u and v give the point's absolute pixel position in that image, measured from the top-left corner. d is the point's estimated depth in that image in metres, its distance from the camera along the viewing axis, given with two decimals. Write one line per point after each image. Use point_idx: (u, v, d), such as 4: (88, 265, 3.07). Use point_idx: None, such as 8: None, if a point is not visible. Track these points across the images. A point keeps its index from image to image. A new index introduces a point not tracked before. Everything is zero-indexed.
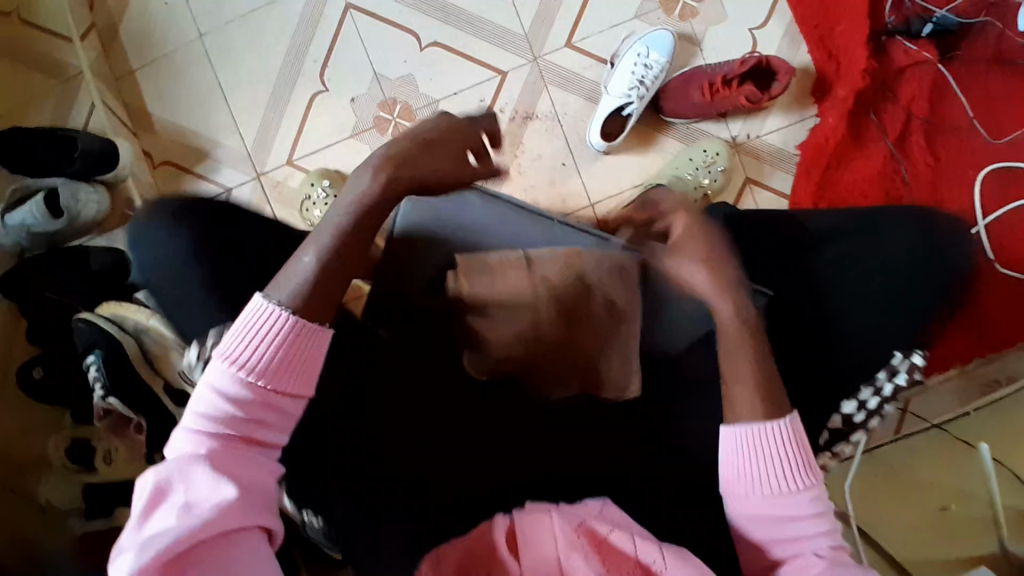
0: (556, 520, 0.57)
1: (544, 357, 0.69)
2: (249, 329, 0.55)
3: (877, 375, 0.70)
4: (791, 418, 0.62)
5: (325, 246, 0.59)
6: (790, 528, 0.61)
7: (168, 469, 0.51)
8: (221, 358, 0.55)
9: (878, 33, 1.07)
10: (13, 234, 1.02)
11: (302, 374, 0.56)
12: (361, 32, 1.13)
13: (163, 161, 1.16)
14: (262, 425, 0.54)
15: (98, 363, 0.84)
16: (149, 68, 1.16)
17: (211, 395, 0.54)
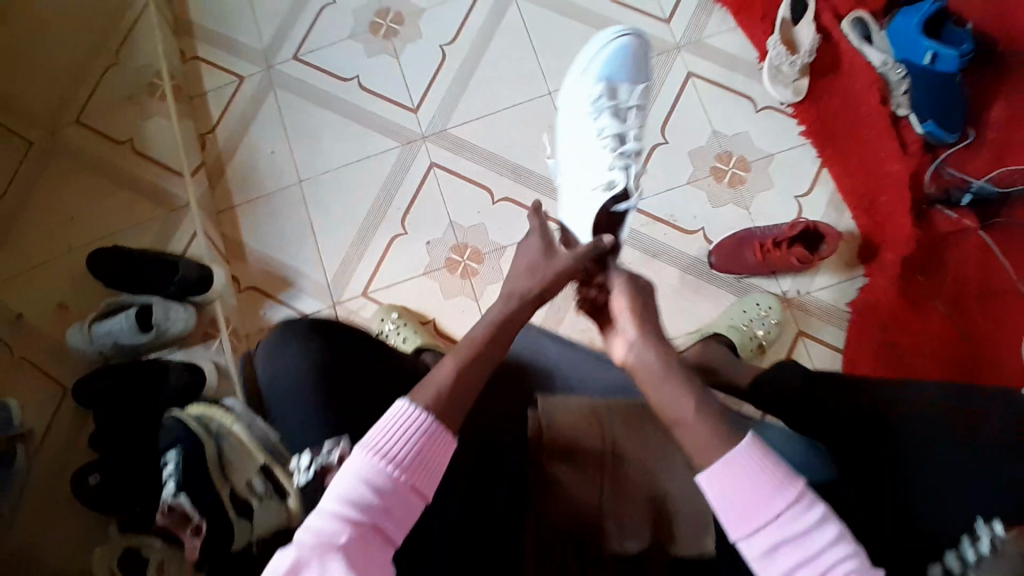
0: None
1: (615, 508, 0.71)
2: (395, 428, 0.62)
3: None
4: (751, 436, 0.59)
5: (455, 370, 0.69)
6: (798, 535, 0.55)
7: (305, 550, 0.56)
8: (367, 448, 0.61)
9: (922, 201, 1.16)
10: (105, 341, 1.13)
11: (431, 475, 0.62)
12: (441, 187, 1.27)
13: (250, 287, 1.26)
14: (391, 520, 0.60)
15: (177, 459, 0.92)
16: (249, 205, 1.31)
17: (357, 484, 0.59)
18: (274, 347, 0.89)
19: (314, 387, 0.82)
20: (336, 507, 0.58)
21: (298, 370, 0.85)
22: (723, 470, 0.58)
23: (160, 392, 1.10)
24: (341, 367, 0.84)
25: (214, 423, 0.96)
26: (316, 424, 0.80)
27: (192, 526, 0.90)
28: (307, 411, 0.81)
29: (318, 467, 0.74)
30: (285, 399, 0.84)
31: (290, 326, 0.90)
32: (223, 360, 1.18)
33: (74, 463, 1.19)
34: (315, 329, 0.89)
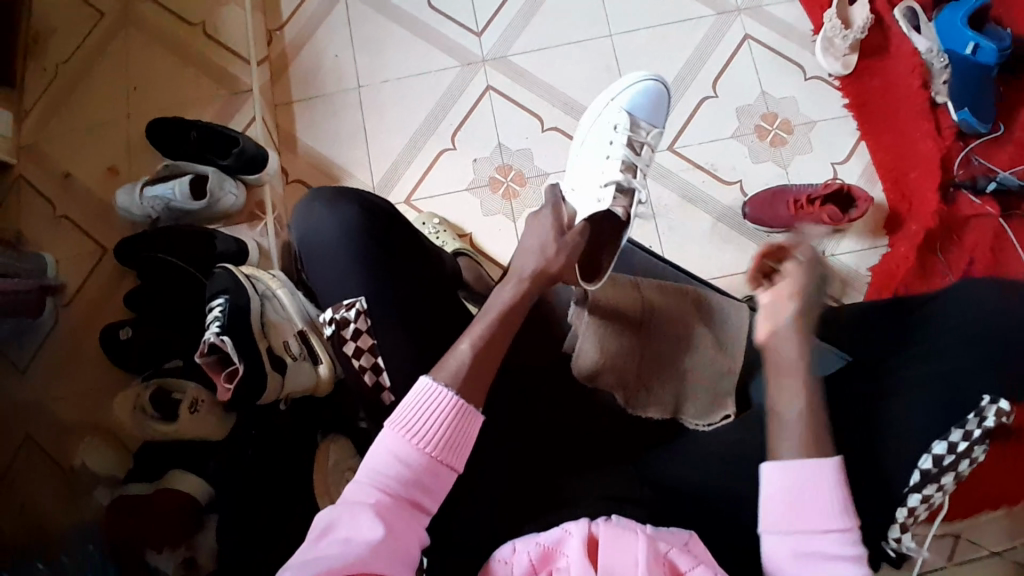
0: (641, 543, 0.62)
1: (646, 375, 0.81)
2: (422, 404, 0.67)
3: (967, 418, 0.64)
4: (837, 461, 0.64)
5: (478, 337, 0.72)
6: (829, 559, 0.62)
7: (339, 512, 0.62)
8: (396, 427, 0.67)
9: (947, 184, 1.20)
10: (156, 203, 1.17)
11: (458, 448, 0.67)
12: (494, 109, 1.31)
13: (296, 179, 1.31)
14: (424, 493, 0.65)
15: (224, 306, 0.95)
16: (305, 102, 1.34)
17: (389, 458, 0.65)
18: (303, 213, 0.85)
19: (350, 246, 0.81)
20: (371, 477, 0.65)
21: (331, 234, 0.82)
22: (792, 475, 0.65)
23: (205, 256, 1.13)
24: (373, 232, 0.82)
25: (260, 285, 1.04)
26: (351, 281, 0.80)
27: (228, 370, 0.91)
28: (345, 271, 0.80)
29: (358, 313, 0.77)
30: (315, 260, 0.83)
31: (315, 191, 0.86)
32: (265, 242, 1.21)
33: (103, 322, 1.21)
34: (357, 197, 0.85)
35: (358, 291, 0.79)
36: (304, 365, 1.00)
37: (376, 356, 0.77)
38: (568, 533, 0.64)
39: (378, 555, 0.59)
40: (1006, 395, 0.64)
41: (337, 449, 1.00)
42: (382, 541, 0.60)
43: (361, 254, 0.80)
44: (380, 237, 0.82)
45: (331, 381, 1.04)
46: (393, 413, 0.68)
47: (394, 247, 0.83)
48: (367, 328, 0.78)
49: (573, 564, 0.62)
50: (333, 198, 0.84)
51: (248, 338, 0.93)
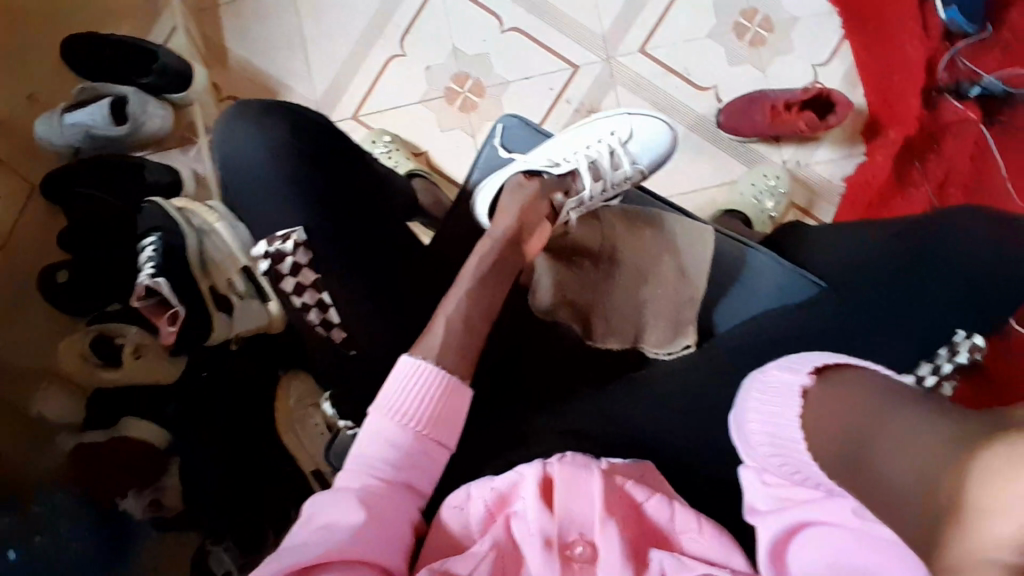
0: (597, 483, 0.60)
1: (608, 313, 0.81)
2: (405, 381, 0.63)
3: (938, 351, 0.70)
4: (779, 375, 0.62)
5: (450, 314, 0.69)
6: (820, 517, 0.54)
7: (321, 503, 0.58)
8: (381, 408, 0.62)
9: (930, 89, 1.13)
10: (74, 132, 1.06)
11: (449, 425, 0.64)
12: (447, 8, 1.17)
13: (230, 96, 1.18)
14: (418, 475, 0.61)
15: (156, 244, 0.88)
16: (233, 5, 1.19)
17: (376, 440, 0.61)
18: (229, 135, 0.74)
19: (271, 169, 0.72)
20: (360, 459, 0.61)
21: (251, 156, 0.73)
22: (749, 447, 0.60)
23: (136, 187, 1.04)
24: (299, 153, 0.73)
25: (196, 220, 0.94)
26: (279, 207, 0.72)
27: (169, 313, 0.84)
28: (283, 197, 0.72)
29: (297, 243, 0.69)
30: (239, 189, 0.74)
31: (233, 106, 0.76)
32: (201, 169, 1.13)
33: (39, 262, 1.13)
34: (289, 113, 0.75)
35: (295, 219, 0.71)
36: (252, 304, 0.94)
37: (322, 292, 0.69)
38: (522, 476, 0.61)
39: (364, 542, 0.54)
40: (981, 331, 0.70)
41: (299, 384, 1.02)
42: (367, 524, 0.55)
43: (286, 177, 0.72)
44: (306, 156, 0.74)
45: (284, 319, 0.97)
46: (376, 396, 0.64)
47: (321, 168, 0.74)
48: (307, 263, 0.70)
49: (529, 506, 0.59)
50: (259, 117, 0.74)
51: (186, 279, 0.87)
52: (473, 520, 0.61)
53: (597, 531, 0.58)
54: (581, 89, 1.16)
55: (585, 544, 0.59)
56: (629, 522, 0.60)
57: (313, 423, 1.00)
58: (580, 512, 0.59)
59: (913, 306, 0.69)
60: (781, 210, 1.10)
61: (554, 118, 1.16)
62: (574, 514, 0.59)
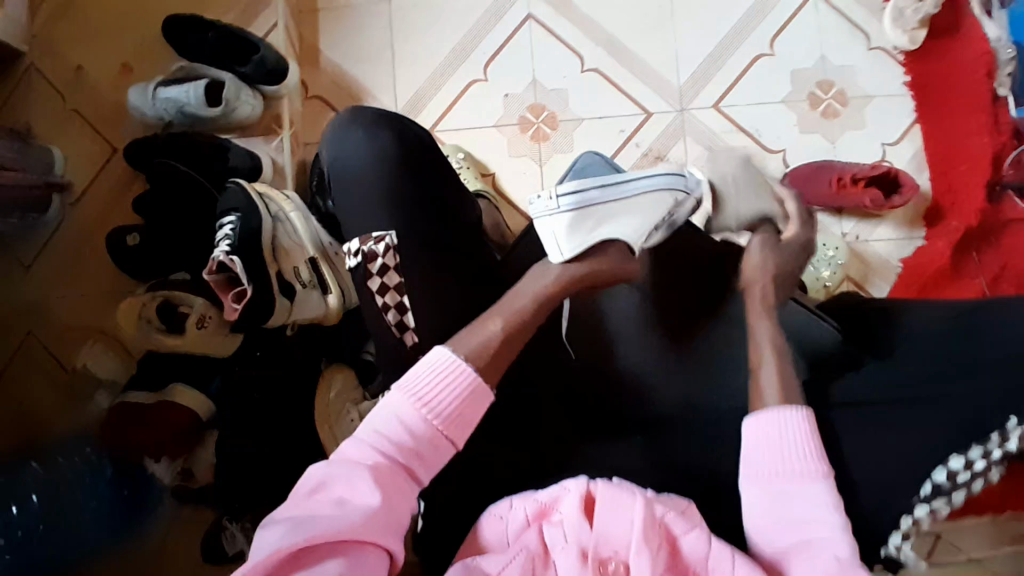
0: (639, 507, 0.61)
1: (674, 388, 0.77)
2: (437, 376, 0.65)
3: (989, 437, 0.63)
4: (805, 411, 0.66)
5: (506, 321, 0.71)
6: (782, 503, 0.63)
7: (336, 472, 0.61)
8: (409, 392, 0.64)
9: (995, 182, 1.14)
10: (169, 108, 1.11)
11: (465, 425, 0.65)
12: (533, 42, 1.22)
13: (316, 95, 1.23)
14: (420, 462, 0.63)
15: (235, 224, 0.91)
16: (331, 12, 1.25)
17: (392, 419, 0.63)
18: (341, 131, 0.78)
19: (380, 175, 0.76)
20: (372, 436, 0.63)
21: (361, 160, 0.76)
22: (760, 426, 0.66)
23: (216, 167, 1.08)
24: (406, 159, 0.76)
25: (272, 206, 0.98)
26: (379, 212, 0.75)
27: (236, 290, 0.89)
28: (377, 202, 0.75)
29: (388, 245, 0.74)
30: (343, 188, 0.77)
31: (354, 108, 0.80)
32: (280, 158, 1.16)
33: (109, 225, 1.17)
34: (399, 120, 0.78)
35: (387, 223, 0.75)
36: (313, 294, 0.96)
37: (402, 296, 0.74)
38: (565, 491, 0.63)
39: (372, 524, 0.58)
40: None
41: (341, 379, 1.01)
42: (378, 508, 0.59)
43: (390, 184, 0.76)
44: (411, 165, 0.76)
45: (339, 312, 1.00)
46: (402, 379, 0.66)
47: (422, 179, 0.77)
48: (394, 266, 0.74)
49: (568, 520, 0.61)
50: (371, 118, 0.78)
51: (259, 261, 0.91)
52: (511, 527, 0.63)
53: (632, 554, 0.59)
54: (653, 136, 1.19)
55: (618, 564, 0.60)
56: (665, 550, 0.61)
57: (348, 418, 0.99)
58: (616, 533, 0.61)
59: (969, 383, 0.65)
60: (836, 278, 1.12)
61: (622, 159, 1.19)
62: (611, 533, 0.61)
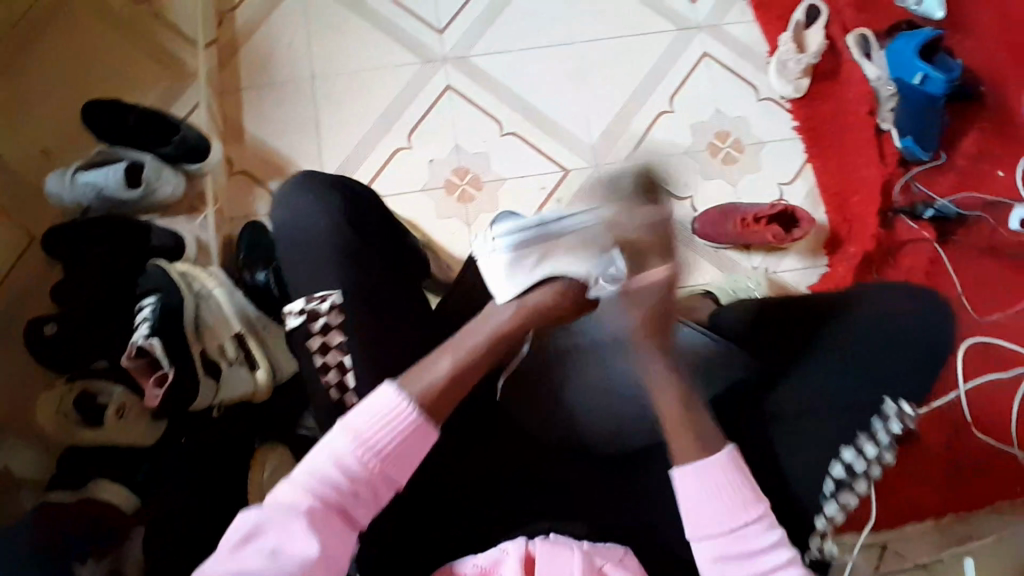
0: (576, 561, 0.62)
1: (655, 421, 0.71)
2: (378, 418, 0.65)
3: (871, 423, 0.71)
4: (730, 450, 0.68)
5: (459, 356, 0.70)
6: (743, 533, 0.66)
7: (268, 517, 0.61)
8: (349, 435, 0.64)
9: (888, 209, 1.25)
10: (86, 193, 1.10)
11: (406, 462, 0.65)
12: (453, 110, 1.29)
13: (240, 171, 1.24)
14: (356, 503, 0.63)
15: (155, 305, 0.90)
16: (254, 89, 1.28)
17: (329, 463, 0.63)
18: (292, 203, 0.80)
19: (331, 237, 0.78)
20: (307, 479, 0.63)
21: (314, 222, 0.78)
22: (693, 475, 0.67)
23: (138, 248, 1.08)
24: (360, 221, 0.80)
25: (195, 284, 0.98)
26: (329, 272, 0.76)
27: (159, 374, 0.87)
28: (326, 262, 0.77)
29: (333, 304, 0.75)
30: (291, 249, 0.78)
31: (309, 173, 0.82)
32: (205, 236, 1.17)
33: (31, 317, 1.13)
34: (346, 187, 0.82)
35: (335, 282, 0.76)
36: (240, 369, 0.95)
37: (343, 354, 0.73)
38: (504, 554, 0.64)
39: (308, 573, 0.59)
40: (904, 400, 0.72)
41: (276, 457, 0.96)
42: (315, 556, 0.59)
43: (343, 245, 0.78)
44: (364, 227, 0.80)
45: (269, 386, 0.97)
46: (340, 421, 0.65)
47: (373, 240, 0.80)
48: (337, 323, 0.74)
49: None
50: (317, 187, 0.80)
51: (180, 340, 0.90)
52: None
53: None
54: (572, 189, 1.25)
55: None
56: None
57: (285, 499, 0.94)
58: None
59: (875, 374, 0.73)
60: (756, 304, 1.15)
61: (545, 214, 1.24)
62: None
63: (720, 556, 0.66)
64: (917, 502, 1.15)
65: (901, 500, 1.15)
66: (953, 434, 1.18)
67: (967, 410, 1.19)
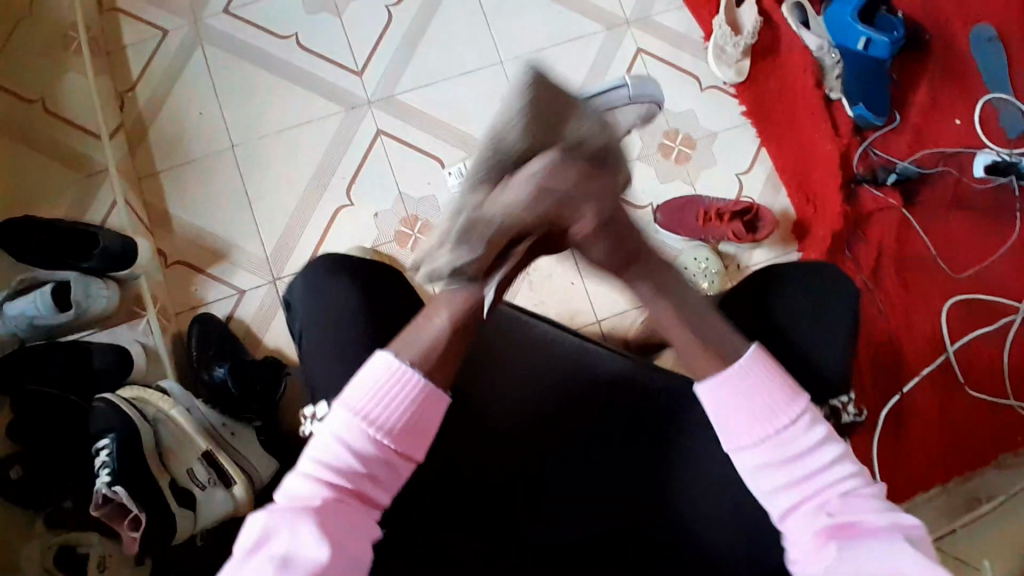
0: None
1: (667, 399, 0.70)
2: (379, 387, 0.59)
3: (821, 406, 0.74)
4: (757, 349, 0.64)
5: (455, 310, 0.64)
6: (790, 444, 0.61)
7: (276, 521, 0.54)
8: (351, 412, 0.58)
9: (849, 181, 1.22)
10: (15, 324, 1.02)
11: (420, 437, 0.60)
12: (390, 157, 1.22)
13: (176, 261, 1.18)
14: (371, 482, 0.58)
15: (112, 446, 0.85)
16: (174, 171, 1.20)
17: (338, 448, 0.58)
18: (313, 303, 0.76)
19: (345, 332, 0.74)
20: (315, 468, 0.57)
21: (334, 312, 0.75)
22: (723, 384, 0.63)
23: (81, 374, 1.01)
24: (379, 307, 0.76)
25: (149, 409, 0.93)
26: (343, 376, 0.72)
27: (131, 518, 0.81)
28: (339, 360, 0.73)
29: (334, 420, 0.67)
30: (315, 342, 0.75)
31: (337, 258, 0.79)
32: (151, 341, 1.09)
33: None
34: (363, 272, 0.78)
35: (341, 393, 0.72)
36: (216, 492, 0.90)
37: None
38: None
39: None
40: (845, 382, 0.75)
41: None
42: (331, 557, 0.53)
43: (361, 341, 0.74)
44: (382, 317, 0.75)
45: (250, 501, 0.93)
46: (343, 393, 0.60)
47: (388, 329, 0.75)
48: None
49: None
50: (330, 276, 0.78)
51: (145, 479, 0.86)
52: None
53: None
54: None
55: None
56: None
57: None
58: None
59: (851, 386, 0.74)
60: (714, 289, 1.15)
61: None
62: None
63: (777, 481, 0.61)
64: (923, 470, 1.14)
65: (905, 469, 1.14)
66: (946, 393, 1.16)
67: (958, 367, 1.18)
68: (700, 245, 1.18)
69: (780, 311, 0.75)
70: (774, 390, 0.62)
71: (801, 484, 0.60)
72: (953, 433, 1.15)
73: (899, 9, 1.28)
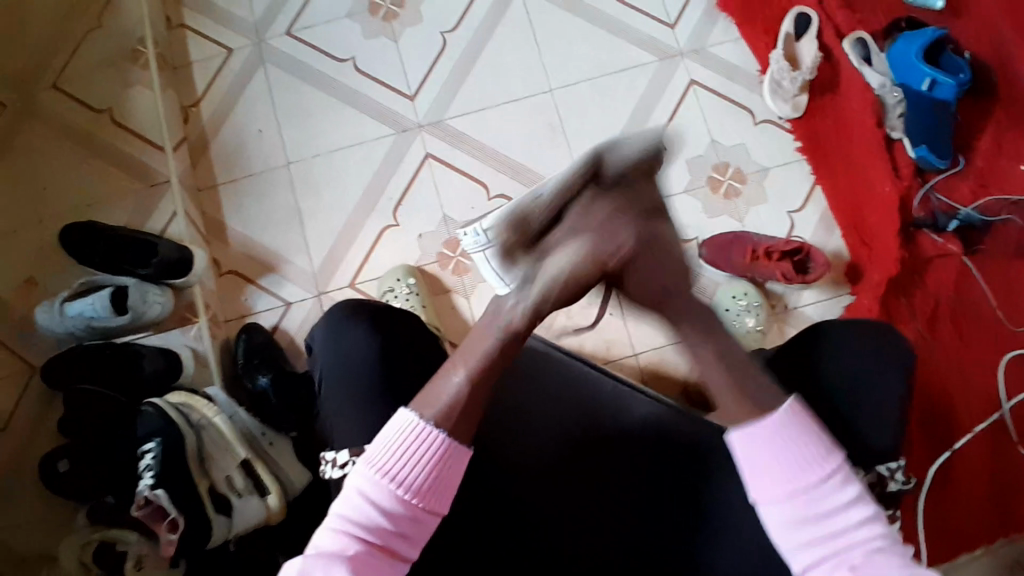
0: None
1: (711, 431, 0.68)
2: (401, 446, 0.62)
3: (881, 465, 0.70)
4: (791, 401, 0.63)
5: (472, 368, 0.67)
6: (820, 504, 0.59)
7: (312, 564, 0.56)
8: (375, 470, 0.61)
9: (909, 223, 1.18)
10: (76, 324, 1.08)
11: (443, 492, 0.62)
12: (436, 179, 1.24)
13: (230, 270, 1.22)
14: (397, 537, 0.60)
15: (157, 450, 0.89)
16: (232, 184, 1.26)
17: (363, 503, 0.60)
18: (343, 344, 0.79)
19: (376, 369, 0.77)
20: (344, 524, 0.59)
21: (360, 352, 0.78)
22: (755, 436, 0.62)
23: (131, 376, 1.05)
24: (401, 349, 0.79)
25: (192, 414, 0.96)
26: (371, 416, 0.75)
27: (169, 521, 0.84)
28: (367, 403, 0.75)
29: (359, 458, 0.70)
30: (342, 386, 0.77)
31: (350, 304, 0.82)
32: (200, 346, 1.13)
33: (36, 454, 1.08)
34: (384, 315, 0.81)
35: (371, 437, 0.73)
36: (251, 499, 0.92)
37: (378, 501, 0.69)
38: None
39: None
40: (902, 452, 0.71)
41: None
42: None
43: (389, 381, 0.77)
44: (407, 357, 0.79)
45: (283, 509, 0.94)
46: (365, 453, 0.62)
47: (409, 373, 0.78)
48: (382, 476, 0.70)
49: None
50: (354, 322, 0.80)
51: (186, 483, 0.88)
52: None
53: None
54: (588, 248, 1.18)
55: None
56: None
57: None
58: None
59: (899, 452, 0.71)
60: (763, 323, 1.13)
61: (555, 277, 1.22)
62: None
63: (805, 543, 0.59)
64: (971, 532, 1.07)
65: (950, 528, 1.08)
66: (1000, 453, 1.10)
67: (1013, 427, 1.11)
68: (743, 281, 1.16)
69: (822, 360, 0.73)
70: (809, 443, 0.61)
71: (825, 550, 0.58)
72: (1008, 497, 1.08)
73: (966, 48, 1.24)
